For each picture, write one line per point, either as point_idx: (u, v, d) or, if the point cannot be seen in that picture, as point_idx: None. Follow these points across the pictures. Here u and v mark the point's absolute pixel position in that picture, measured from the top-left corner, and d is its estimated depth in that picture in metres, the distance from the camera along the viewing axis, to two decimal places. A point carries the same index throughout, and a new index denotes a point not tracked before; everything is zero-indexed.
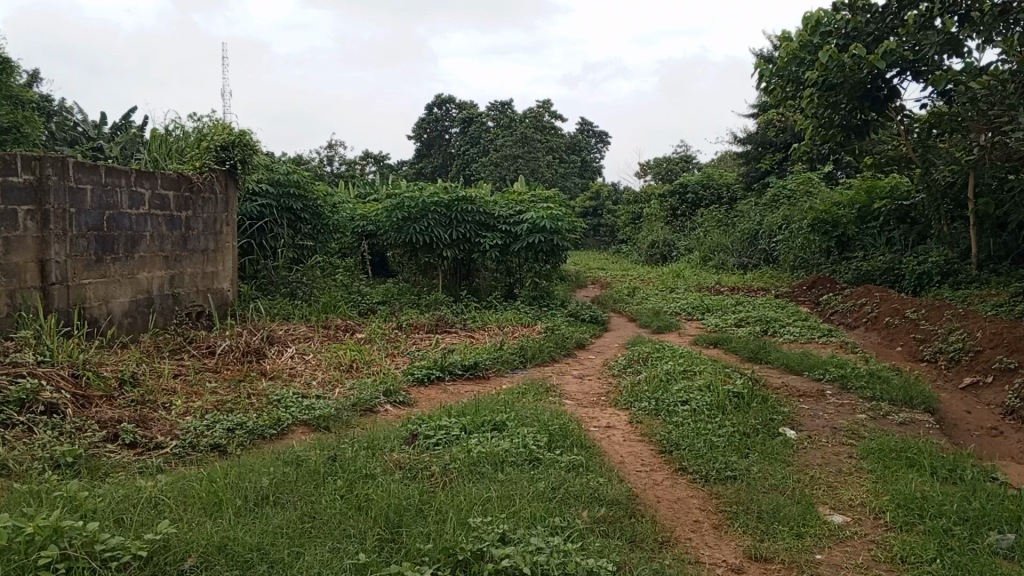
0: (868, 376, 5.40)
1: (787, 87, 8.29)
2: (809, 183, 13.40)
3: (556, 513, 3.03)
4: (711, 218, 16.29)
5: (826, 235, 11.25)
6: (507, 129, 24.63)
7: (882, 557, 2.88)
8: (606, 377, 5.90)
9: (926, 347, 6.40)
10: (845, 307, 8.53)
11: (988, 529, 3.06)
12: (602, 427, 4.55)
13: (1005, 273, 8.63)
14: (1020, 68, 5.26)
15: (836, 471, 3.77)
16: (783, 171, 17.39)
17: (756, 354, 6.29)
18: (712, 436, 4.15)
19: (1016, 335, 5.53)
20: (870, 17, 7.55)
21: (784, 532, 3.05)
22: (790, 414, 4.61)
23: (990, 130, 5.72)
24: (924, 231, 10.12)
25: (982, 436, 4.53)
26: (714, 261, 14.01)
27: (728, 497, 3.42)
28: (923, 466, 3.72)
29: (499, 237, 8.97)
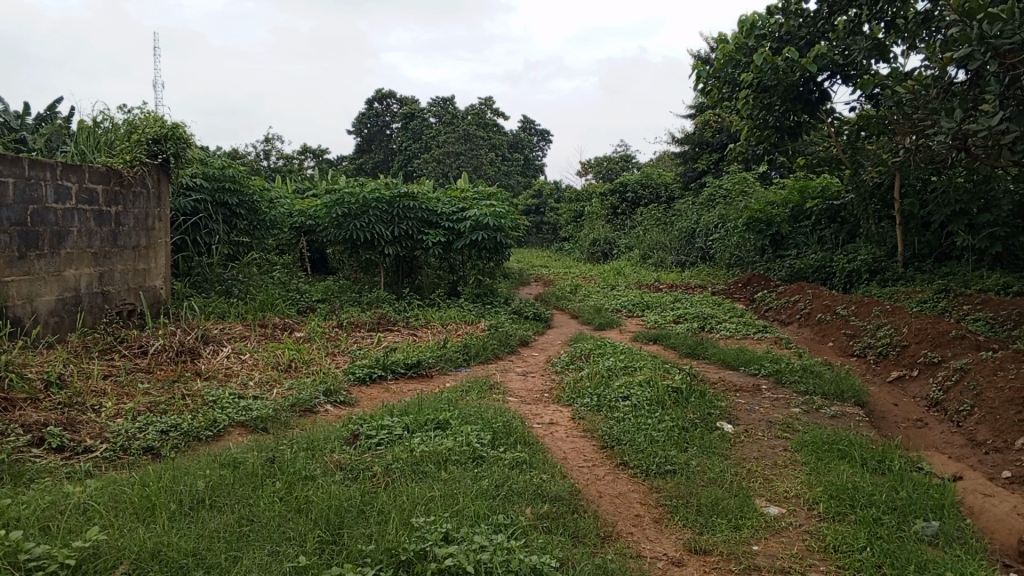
0: (801, 371, 5.57)
1: (724, 88, 8.49)
2: (744, 183, 13.75)
3: (499, 511, 3.03)
4: (651, 217, 16.54)
5: (760, 234, 11.55)
6: (448, 125, 24.54)
7: (816, 546, 2.97)
8: (549, 373, 5.93)
9: (855, 342, 6.63)
10: (779, 304, 8.77)
11: (915, 517, 3.20)
12: (545, 423, 4.57)
13: (928, 271, 9.00)
14: (941, 74, 5.51)
15: (771, 464, 3.87)
16: (719, 171, 17.81)
17: (694, 349, 6.42)
18: (652, 431, 4.22)
19: (939, 331, 5.77)
20: (803, 22, 7.71)
21: (722, 525, 3.12)
22: (727, 408, 4.72)
23: (914, 132, 5.97)
24: (853, 231, 10.49)
25: (907, 428, 4.72)
26: (653, 259, 14.24)
27: (668, 491, 3.48)
28: (854, 458, 3.86)
29: (442, 234, 8.92)
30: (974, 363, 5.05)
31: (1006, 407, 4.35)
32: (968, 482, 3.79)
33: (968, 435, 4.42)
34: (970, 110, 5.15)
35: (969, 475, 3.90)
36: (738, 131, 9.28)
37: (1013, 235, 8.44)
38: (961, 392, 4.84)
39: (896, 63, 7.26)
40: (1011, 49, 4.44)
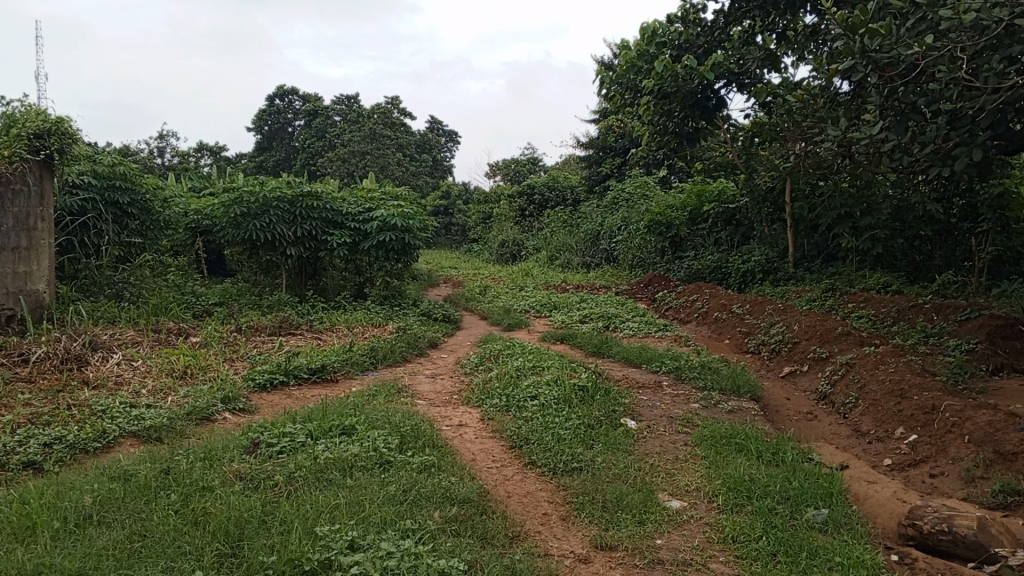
0: (699, 367, 5.77)
1: (626, 94, 8.53)
2: (646, 187, 14.15)
3: (407, 516, 3.00)
4: (557, 219, 16.76)
5: (661, 236, 11.90)
6: (353, 125, 24.14)
7: (715, 538, 3.08)
8: (457, 375, 5.92)
9: (750, 339, 6.93)
10: (679, 303, 9.05)
11: (806, 506, 3.37)
12: (454, 425, 4.56)
13: (817, 271, 9.51)
14: (827, 85, 5.79)
15: (673, 458, 3.99)
16: (622, 175, 18.30)
17: (599, 348, 6.55)
18: (559, 429, 4.27)
19: (827, 328, 6.10)
20: (701, 30, 8.03)
21: (628, 520, 3.19)
22: (630, 405, 4.83)
23: (803, 139, 6.29)
24: (748, 232, 10.97)
25: (799, 420, 4.97)
26: (560, 260, 14.43)
27: (574, 488, 3.53)
28: (750, 450, 4.02)
29: (347, 235, 8.78)
30: (858, 358, 5.36)
31: (886, 398, 4.64)
32: (854, 470, 4.03)
33: (853, 426, 4.69)
34: (853, 119, 5.45)
35: (855, 464, 4.14)
36: (639, 136, 9.54)
37: (892, 236, 9.01)
38: (846, 385, 5.14)
39: (786, 73, 7.64)
40: (889, 63, 4.71)
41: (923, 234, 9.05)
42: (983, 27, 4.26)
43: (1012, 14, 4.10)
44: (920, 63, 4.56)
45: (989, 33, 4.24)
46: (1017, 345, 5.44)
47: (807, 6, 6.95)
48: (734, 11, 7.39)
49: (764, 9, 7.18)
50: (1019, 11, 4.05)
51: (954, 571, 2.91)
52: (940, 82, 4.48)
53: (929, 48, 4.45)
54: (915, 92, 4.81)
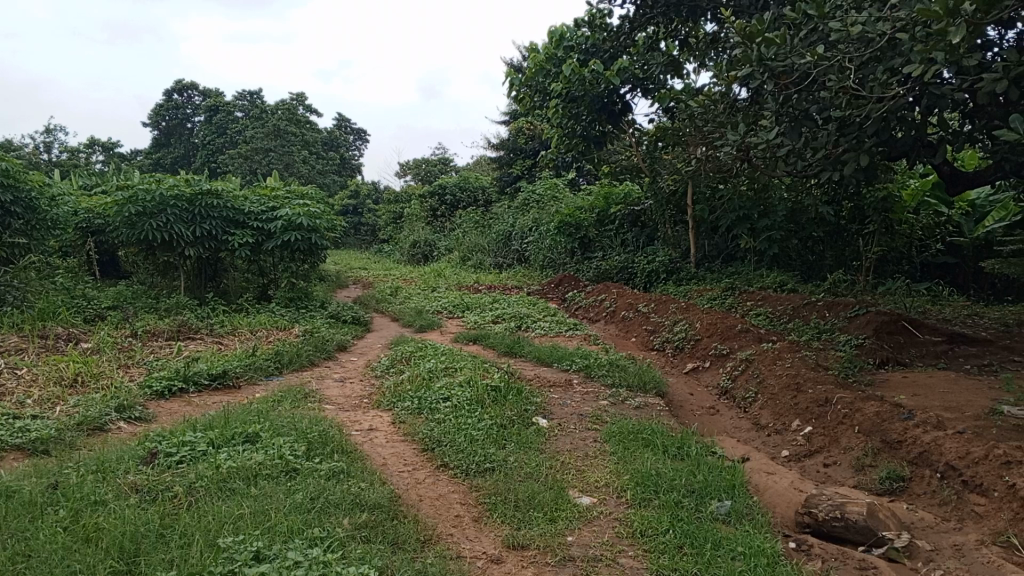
0: (608, 365, 5.88)
1: (535, 96, 8.88)
2: (556, 189, 14.35)
3: (315, 524, 2.93)
4: (468, 219, 16.75)
5: (570, 237, 12.08)
6: (257, 121, 23.43)
7: (625, 533, 3.15)
8: (367, 379, 5.83)
9: (655, 337, 7.13)
10: (588, 302, 9.21)
11: (710, 498, 3.49)
12: (364, 430, 4.49)
13: (718, 270, 9.86)
14: (727, 91, 6.01)
15: (583, 455, 4.05)
16: (533, 177, 18.55)
17: (510, 348, 6.58)
18: (472, 430, 4.27)
19: (728, 325, 6.33)
20: (607, 35, 7.85)
21: (539, 519, 3.22)
22: (542, 403, 4.88)
23: (705, 143, 6.52)
24: (653, 234, 11.28)
25: (702, 415, 5.15)
26: (472, 261, 14.43)
27: (486, 489, 3.54)
28: (656, 445, 4.13)
29: (250, 234, 8.52)
30: (756, 354, 5.59)
31: (783, 392, 4.86)
32: (754, 462, 4.20)
33: (753, 419, 4.89)
34: (751, 125, 5.69)
35: (755, 456, 4.32)
36: (549, 138, 9.67)
37: (787, 237, 9.45)
38: (746, 380, 5.35)
39: (688, 79, 7.89)
40: (784, 71, 4.95)
41: (816, 235, 9.52)
42: (869, 40, 4.55)
43: (894, 28, 4.38)
44: (812, 72, 4.81)
45: (874, 45, 4.52)
46: (900, 339, 5.79)
47: (709, 15, 7.16)
48: (639, 19, 7.39)
49: (667, 16, 7.23)
50: (900, 26, 4.34)
51: (846, 555, 3.07)
52: (831, 91, 4.73)
53: (820, 58, 4.70)
54: (808, 99, 5.07)
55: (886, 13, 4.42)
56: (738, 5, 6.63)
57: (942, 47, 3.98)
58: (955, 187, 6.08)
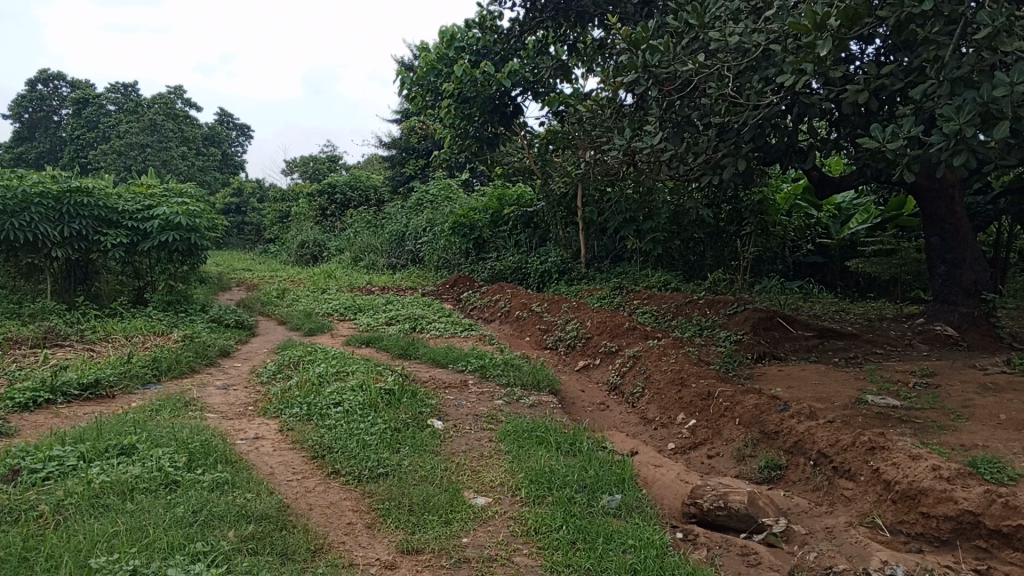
0: (503, 365, 5.91)
1: (427, 96, 8.86)
2: (449, 189, 14.35)
3: (197, 538, 2.80)
4: (360, 219, 16.44)
5: (464, 238, 12.07)
6: (132, 115, 22.19)
7: (519, 531, 3.18)
8: (253, 385, 5.61)
9: (548, 336, 7.24)
10: (482, 303, 9.24)
11: (601, 492, 3.57)
12: (250, 438, 4.33)
13: (607, 270, 10.11)
14: (614, 97, 6.19)
15: (479, 456, 4.06)
16: (425, 176, 18.91)
17: (405, 350, 6.51)
18: (364, 435, 4.19)
19: (617, 323, 6.51)
20: (497, 37, 8.00)
21: (434, 522, 3.20)
22: (436, 405, 4.85)
23: (594, 147, 6.67)
24: (545, 235, 11.45)
25: (592, 411, 5.27)
26: (364, 261, 14.20)
27: (380, 494, 3.49)
28: (549, 442, 4.19)
29: (124, 235, 8.05)
30: (644, 350, 5.78)
31: (669, 387, 5.05)
32: (642, 455, 4.34)
33: (641, 414, 5.06)
34: (636, 131, 5.88)
35: (643, 449, 4.46)
36: (441, 138, 9.66)
37: (671, 238, 9.82)
38: (634, 376, 5.52)
39: (577, 83, 8.07)
40: (667, 78, 5.14)
41: (698, 237, 9.94)
42: (745, 50, 4.79)
43: (768, 40, 4.63)
44: (693, 79, 5.01)
45: (750, 55, 4.76)
46: (775, 334, 6.11)
47: (596, 21, 7.35)
48: (528, 22, 7.53)
49: (556, 20, 7.39)
50: (774, 38, 4.60)
51: (729, 542, 3.21)
52: (711, 98, 4.96)
53: (701, 66, 4.90)
54: (689, 106, 5.30)
55: (760, 26, 4.68)
56: (624, 12, 6.82)
57: (811, 59, 4.24)
58: (821, 190, 6.48)
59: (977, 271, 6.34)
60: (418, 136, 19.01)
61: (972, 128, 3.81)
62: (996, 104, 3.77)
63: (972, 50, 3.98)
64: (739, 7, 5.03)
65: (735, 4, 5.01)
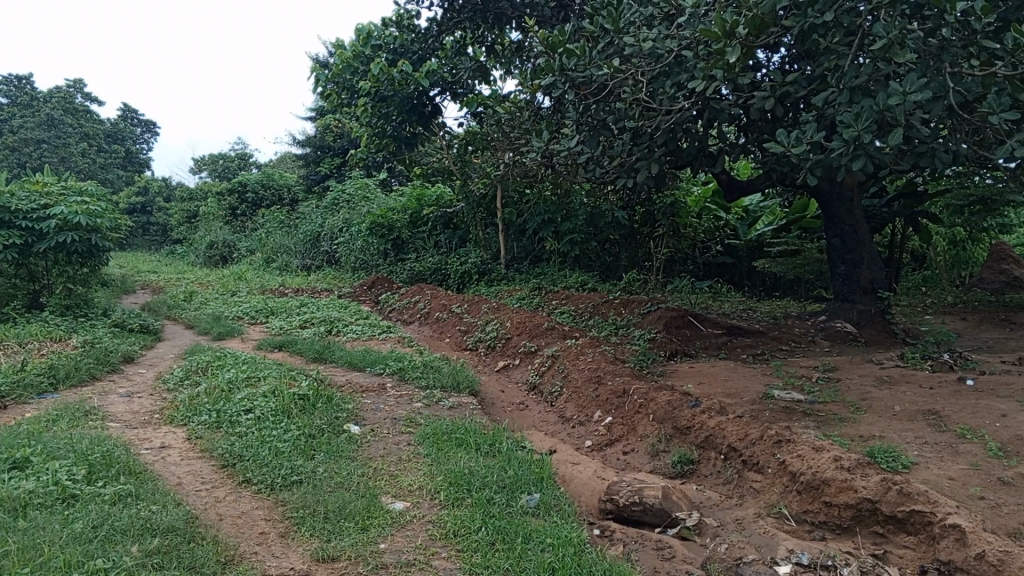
0: (421, 367, 5.87)
1: (342, 93, 8.69)
2: (366, 189, 14.16)
3: (97, 555, 2.67)
4: (273, 219, 16.01)
5: (382, 238, 11.91)
6: (25, 108, 20.97)
7: (437, 534, 3.15)
8: (159, 393, 5.37)
9: (468, 336, 7.24)
10: (400, 304, 9.15)
11: (520, 492, 3.59)
12: (155, 448, 4.16)
13: (525, 271, 10.17)
14: (531, 99, 6.23)
15: (396, 460, 4.01)
16: (341, 176, 18.62)
17: (320, 354, 6.37)
18: (277, 442, 4.08)
19: (536, 323, 6.56)
20: (415, 37, 8.08)
21: (350, 528, 3.15)
22: (353, 410, 4.77)
23: (512, 149, 6.70)
24: (464, 236, 11.44)
25: (512, 411, 5.30)
26: (277, 263, 13.83)
27: (293, 502, 3.40)
28: (469, 443, 4.19)
29: (17, 235, 7.59)
30: (562, 350, 5.84)
31: (586, 385, 5.12)
32: (560, 454, 4.38)
33: (559, 413, 5.11)
34: (553, 133, 5.94)
35: (561, 448, 4.51)
36: (358, 137, 9.51)
37: (588, 239, 9.96)
38: (553, 375, 5.58)
39: (495, 85, 8.12)
40: (583, 82, 5.22)
41: (614, 238, 10.13)
42: (658, 56, 4.90)
43: (680, 46, 4.77)
44: (608, 84, 5.11)
45: (663, 61, 4.88)
46: (687, 333, 6.28)
47: (513, 24, 7.41)
48: (446, 22, 7.53)
49: (474, 21, 7.42)
50: (685, 44, 4.74)
51: (644, 537, 3.28)
52: (625, 102, 5.07)
53: (615, 71, 4.99)
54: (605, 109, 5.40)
55: (672, 32, 4.80)
56: (541, 15, 6.94)
57: (720, 65, 4.38)
58: (730, 193, 6.71)
59: (873, 271, 6.69)
60: (333, 135, 18.72)
61: (869, 134, 4.02)
62: (890, 112, 3.98)
63: (869, 61, 4.18)
64: (653, 13, 5.15)
65: (649, 10, 5.12)
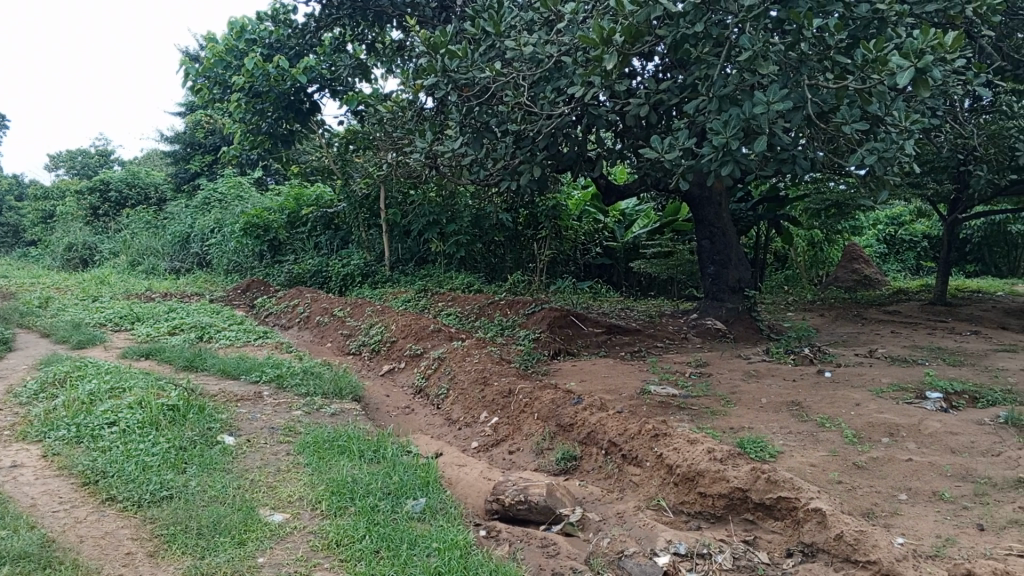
0: (301, 374, 5.71)
1: (214, 89, 8.30)
2: (240, 188, 13.64)
3: None
4: (138, 219, 15.13)
5: (257, 239, 11.48)
6: None
7: (320, 545, 3.07)
8: (9, 408, 4.95)
9: (351, 341, 7.10)
10: (278, 309, 8.86)
11: (405, 498, 3.55)
12: (5, 468, 3.83)
13: (410, 273, 10.10)
14: (414, 99, 6.19)
15: (275, 471, 3.87)
16: (213, 174, 17.87)
17: (191, 362, 6.06)
18: (145, 456, 3.85)
19: (421, 326, 6.52)
20: (291, 32, 7.90)
21: (226, 544, 3.02)
22: (228, 420, 4.57)
23: (395, 149, 6.63)
24: (346, 237, 11.22)
25: (397, 415, 5.24)
26: (143, 265, 13.06)
27: (164, 519, 3.23)
28: (352, 451, 4.10)
29: None
30: (448, 352, 5.83)
31: (472, 387, 5.14)
32: (447, 456, 4.37)
33: (445, 415, 5.10)
34: (437, 134, 5.93)
35: (447, 450, 4.50)
36: (231, 135, 9.13)
37: (472, 241, 10.01)
38: (438, 378, 5.56)
39: (376, 84, 8.00)
40: (466, 84, 5.21)
41: (498, 240, 10.23)
42: (539, 60, 4.98)
43: (559, 51, 4.87)
44: (491, 86, 5.14)
45: (543, 66, 4.97)
46: (569, 332, 6.41)
47: (395, 22, 7.32)
48: (325, 18, 7.43)
49: (354, 18, 7.35)
50: (564, 50, 4.84)
51: (529, 536, 3.32)
52: (507, 105, 5.12)
53: (497, 74, 5.03)
54: (487, 112, 5.44)
55: (552, 38, 4.89)
56: (422, 15, 6.90)
57: (599, 72, 4.51)
58: (609, 196, 6.92)
59: (740, 271, 7.07)
60: (204, 131, 17.94)
61: (736, 141, 4.25)
62: (755, 121, 4.24)
63: (735, 71, 4.44)
64: (533, 18, 5.24)
65: (529, 15, 5.21)
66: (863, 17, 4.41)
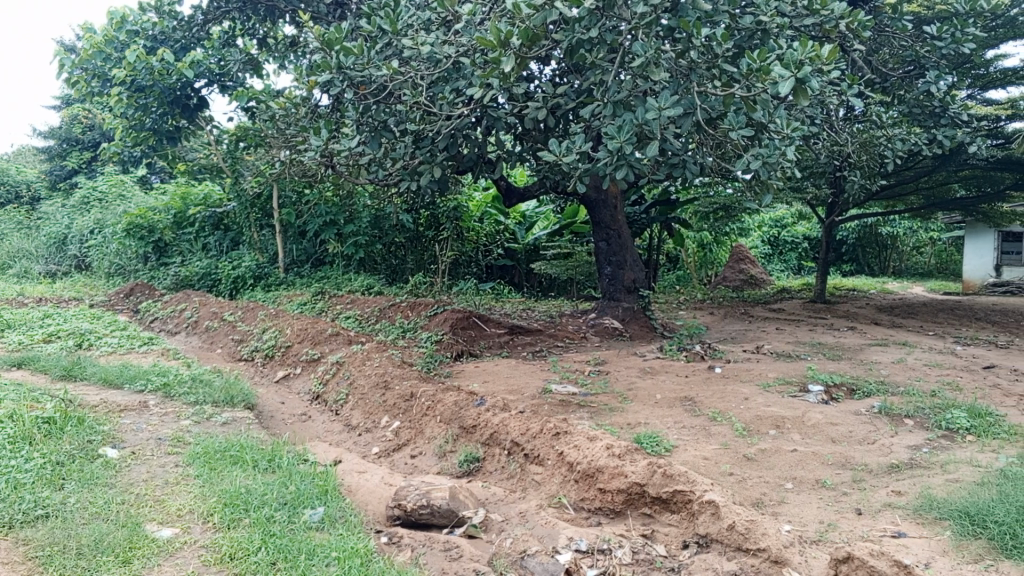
0: (189, 382, 5.47)
1: (93, 81, 7.68)
2: (122, 188, 12.96)
3: None
4: (8, 219, 14.11)
5: (141, 241, 10.91)
6: None
7: (211, 559, 2.94)
8: None
9: (243, 346, 6.86)
10: (165, 314, 8.45)
11: (302, 508, 3.45)
12: None
13: (307, 275, 9.86)
14: (308, 96, 6.04)
15: (163, 483, 3.69)
16: (92, 171, 16.92)
17: (69, 370, 5.69)
18: (16, 472, 3.58)
19: (318, 330, 6.37)
20: (177, 24, 7.56)
21: (110, 563, 2.85)
22: (110, 432, 4.33)
23: (288, 147, 6.44)
24: (237, 238, 10.83)
25: (293, 423, 5.10)
26: (13, 268, 12.19)
27: (39, 540, 3.01)
28: (245, 460, 3.96)
29: None
30: (347, 356, 5.73)
31: (373, 391, 5.06)
32: (346, 463, 4.28)
33: (345, 421, 5.01)
34: (334, 132, 5.81)
35: (347, 456, 4.42)
36: (111, 130, 8.64)
37: (371, 242, 9.86)
38: (337, 383, 5.45)
39: (268, 80, 7.77)
40: (363, 82, 5.09)
41: (398, 241, 10.12)
42: (437, 60, 4.96)
43: (457, 53, 4.85)
44: (389, 85, 5.08)
45: (441, 66, 4.95)
46: (471, 333, 6.42)
47: (287, 18, 7.15)
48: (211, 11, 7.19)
49: (244, 12, 7.19)
50: (462, 51, 4.84)
51: (431, 540, 3.30)
52: (406, 105, 5.09)
53: (395, 73, 4.98)
54: (386, 111, 5.37)
55: (450, 38, 4.87)
56: (316, 11, 6.76)
57: (498, 75, 4.53)
58: (509, 198, 6.97)
59: (635, 272, 7.26)
60: (82, 126, 16.96)
61: (630, 146, 4.37)
62: (648, 126, 4.37)
63: (629, 77, 4.56)
64: (430, 18, 5.24)
65: (427, 15, 5.21)
66: (747, 27, 4.63)
